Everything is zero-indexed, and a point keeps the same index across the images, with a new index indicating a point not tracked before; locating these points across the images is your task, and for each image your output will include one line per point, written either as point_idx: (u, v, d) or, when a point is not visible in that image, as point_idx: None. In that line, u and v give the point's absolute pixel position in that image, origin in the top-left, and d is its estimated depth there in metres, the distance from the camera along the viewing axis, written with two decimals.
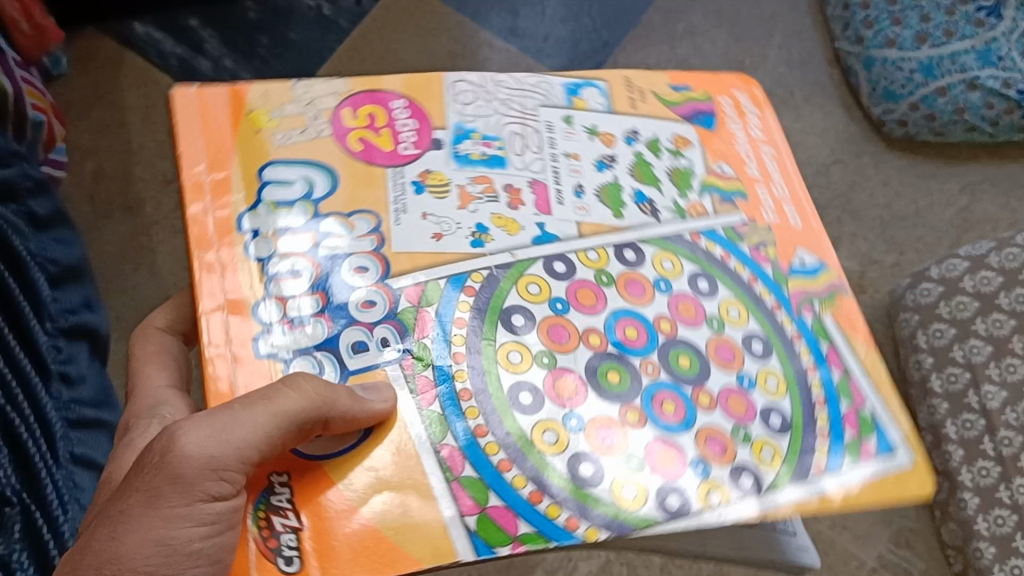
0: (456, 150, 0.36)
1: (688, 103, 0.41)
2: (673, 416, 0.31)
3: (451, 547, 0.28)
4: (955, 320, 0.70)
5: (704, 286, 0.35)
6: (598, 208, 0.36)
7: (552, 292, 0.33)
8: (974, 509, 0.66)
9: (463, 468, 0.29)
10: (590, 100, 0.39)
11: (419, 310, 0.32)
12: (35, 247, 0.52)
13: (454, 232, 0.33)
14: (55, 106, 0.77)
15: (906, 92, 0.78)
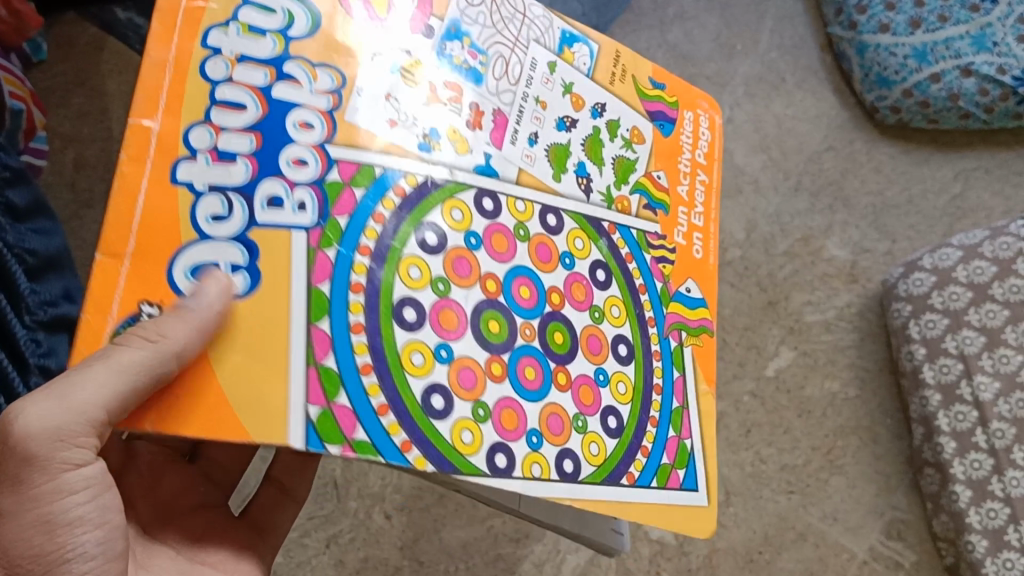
0: (440, 45, 0.33)
1: (658, 102, 0.41)
2: (537, 389, 0.32)
3: (286, 429, 0.25)
4: (947, 311, 0.69)
5: (603, 277, 0.36)
6: (542, 163, 0.35)
7: (469, 228, 0.32)
8: (966, 501, 0.65)
9: (327, 354, 0.27)
10: (579, 57, 0.39)
11: (347, 188, 0.29)
12: (12, 239, 0.50)
13: (408, 125, 0.31)
14: (33, 93, 0.75)
15: (900, 78, 0.77)
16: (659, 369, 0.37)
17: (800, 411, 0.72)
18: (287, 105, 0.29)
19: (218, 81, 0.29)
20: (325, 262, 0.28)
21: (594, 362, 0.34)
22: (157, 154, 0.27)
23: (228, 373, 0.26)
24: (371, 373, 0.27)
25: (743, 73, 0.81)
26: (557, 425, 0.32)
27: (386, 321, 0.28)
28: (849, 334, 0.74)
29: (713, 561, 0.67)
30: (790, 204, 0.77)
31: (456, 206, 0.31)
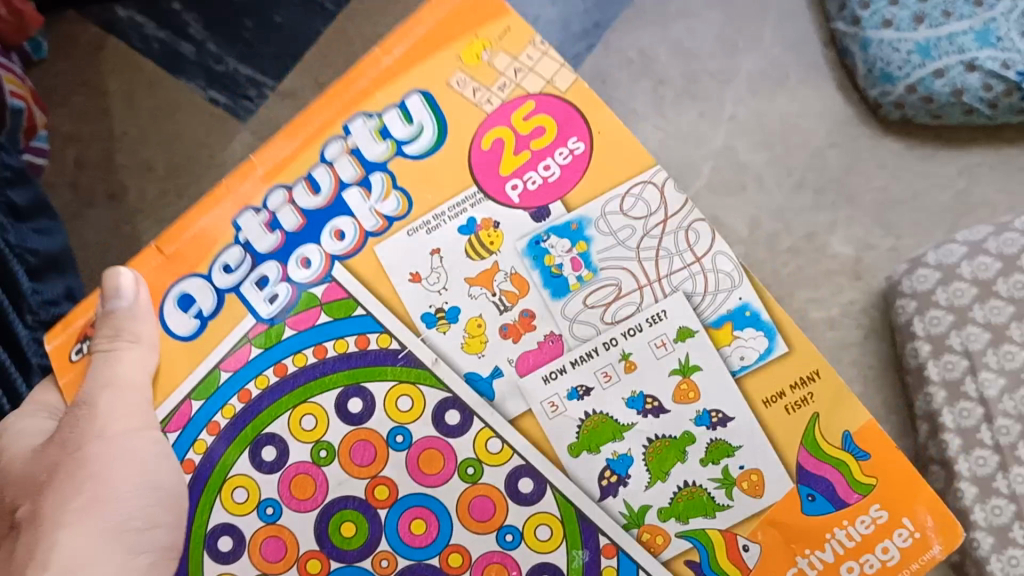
0: (542, 234, 0.45)
1: (834, 463, 0.44)
2: (425, 541, 0.46)
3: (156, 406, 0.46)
4: (952, 307, 0.68)
5: (527, 486, 0.45)
6: (568, 414, 0.45)
7: (403, 425, 0.45)
8: (971, 499, 0.65)
9: (185, 416, 0.46)
10: (748, 341, 0.44)
11: (316, 306, 0.45)
12: (15, 241, 0.59)
13: (428, 285, 0.45)
14: (33, 92, 0.75)
15: (904, 74, 0.76)
16: (610, 569, 0.45)
17: None
18: (344, 208, 0.45)
19: (325, 162, 0.45)
20: (244, 352, 0.45)
21: (479, 537, 0.45)
22: (248, 187, 0.45)
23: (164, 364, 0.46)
24: (213, 433, 0.46)
25: (746, 70, 0.80)
26: (413, 532, 0.46)
27: (279, 401, 0.46)
28: (853, 332, 0.75)
29: None
30: (794, 202, 0.78)
31: (405, 392, 0.45)
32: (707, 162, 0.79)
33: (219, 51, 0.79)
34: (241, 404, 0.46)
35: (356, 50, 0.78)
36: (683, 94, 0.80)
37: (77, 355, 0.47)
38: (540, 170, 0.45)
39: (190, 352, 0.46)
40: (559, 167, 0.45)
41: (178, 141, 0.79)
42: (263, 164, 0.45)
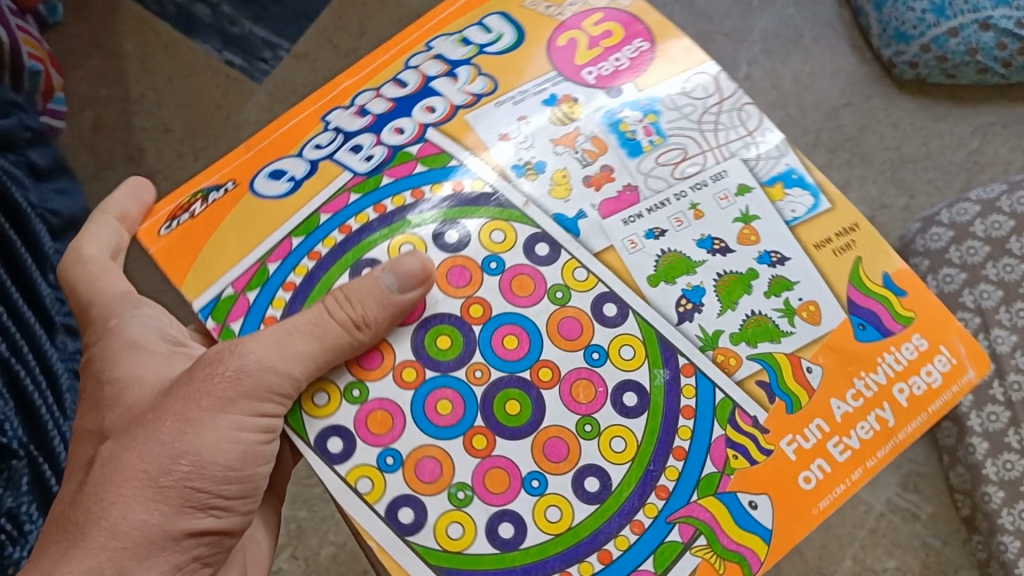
0: (617, 110, 0.40)
1: (872, 300, 0.39)
2: (514, 356, 0.36)
3: (197, 292, 0.36)
4: (965, 265, 0.69)
5: (594, 486, 0.35)
6: (643, 255, 0.38)
7: (500, 253, 0.37)
8: (983, 453, 0.66)
9: (272, 261, 0.36)
10: (790, 202, 0.40)
11: (412, 160, 0.38)
12: (38, 199, 0.60)
13: (517, 139, 0.39)
14: (51, 55, 0.78)
15: (918, 33, 0.76)
16: (688, 431, 0.37)
17: None
18: (434, 91, 0.40)
19: (427, 49, 0.41)
20: (284, 244, 0.37)
21: (545, 470, 0.35)
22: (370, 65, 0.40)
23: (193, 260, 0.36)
24: (292, 288, 0.36)
25: (760, 29, 0.82)
26: (429, 469, 0.35)
27: (313, 300, 0.36)
28: None
29: None
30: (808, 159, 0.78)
31: (501, 227, 0.38)
32: None
33: (234, 12, 0.84)
34: (283, 312, 0.36)
35: (370, 13, 0.85)
36: None
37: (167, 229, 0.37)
38: (614, 61, 0.41)
39: (280, 208, 0.37)
40: (628, 61, 0.41)
41: (195, 103, 0.82)
42: (348, 78, 0.40)
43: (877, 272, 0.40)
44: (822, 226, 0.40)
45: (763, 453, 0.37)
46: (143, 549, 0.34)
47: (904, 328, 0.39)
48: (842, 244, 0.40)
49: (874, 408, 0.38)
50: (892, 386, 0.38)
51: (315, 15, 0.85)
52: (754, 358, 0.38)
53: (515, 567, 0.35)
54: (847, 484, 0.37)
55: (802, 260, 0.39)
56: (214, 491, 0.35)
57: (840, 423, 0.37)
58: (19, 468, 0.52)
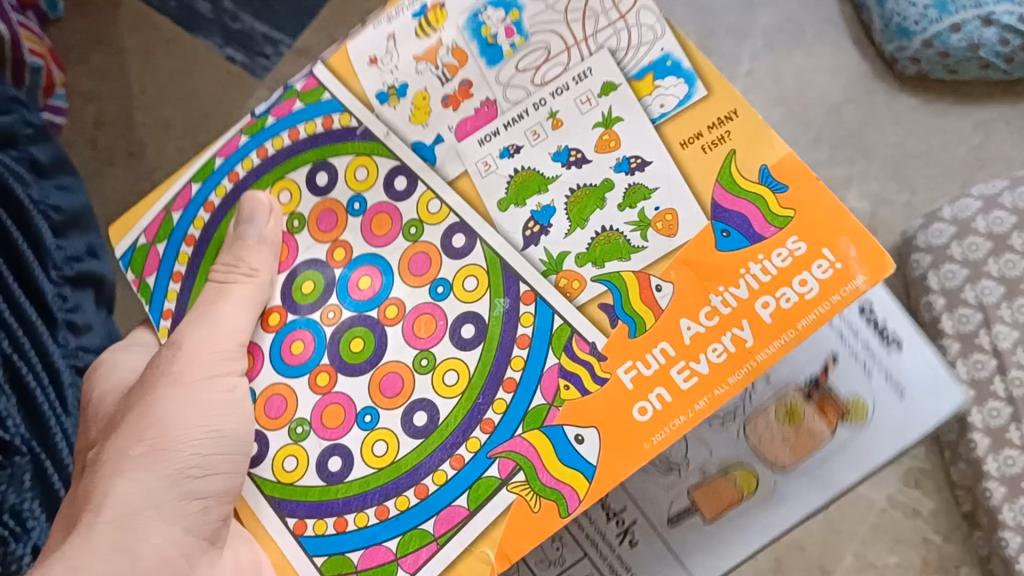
0: (482, 8, 0.40)
1: (744, 198, 0.38)
2: (365, 297, 0.42)
3: (120, 239, 0.44)
4: (967, 261, 0.69)
5: (422, 420, 0.41)
6: (500, 173, 0.41)
7: (362, 191, 0.42)
8: (984, 450, 0.66)
9: (177, 209, 0.44)
10: (667, 91, 0.39)
11: (293, 99, 0.42)
12: (39, 195, 0.59)
13: (384, 64, 0.41)
14: (52, 51, 0.78)
15: (920, 28, 0.76)
16: (520, 362, 0.40)
17: None
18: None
19: None
20: (187, 191, 0.44)
21: (381, 404, 0.41)
22: None
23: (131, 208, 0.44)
24: (208, 211, 0.44)
25: (763, 23, 0.81)
26: (277, 406, 0.42)
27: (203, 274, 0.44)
28: None
29: None
30: (810, 155, 0.79)
31: (364, 164, 0.42)
32: None
33: (234, 8, 0.83)
34: (180, 285, 0.44)
35: None
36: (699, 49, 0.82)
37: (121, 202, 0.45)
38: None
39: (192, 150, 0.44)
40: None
41: (195, 99, 0.83)
42: None
43: (753, 167, 0.39)
44: (689, 120, 0.39)
45: (596, 381, 0.38)
46: (129, 519, 0.41)
47: (778, 231, 0.38)
48: (720, 133, 0.39)
49: (731, 327, 0.38)
50: (755, 297, 0.38)
51: (315, 10, 0.83)
52: (597, 280, 0.39)
53: (337, 501, 0.41)
54: (684, 417, 0.38)
55: (664, 162, 0.39)
56: (189, 449, 0.42)
57: (689, 344, 0.38)
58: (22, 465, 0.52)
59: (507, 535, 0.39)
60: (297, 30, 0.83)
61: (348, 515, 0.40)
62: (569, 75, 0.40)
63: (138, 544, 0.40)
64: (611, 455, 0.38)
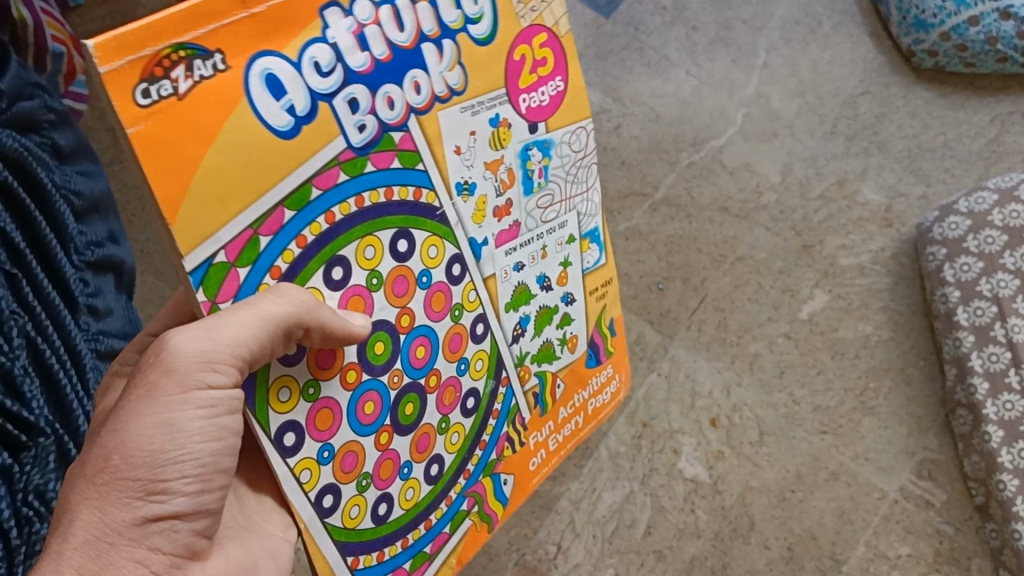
0: (531, 146, 0.42)
1: (598, 337, 0.50)
2: (420, 366, 0.39)
3: (192, 252, 0.30)
4: (982, 254, 0.70)
5: (434, 471, 0.41)
6: (507, 287, 0.43)
7: (433, 267, 0.39)
8: (998, 442, 0.66)
9: (267, 234, 0.32)
10: (589, 253, 0.48)
11: (404, 139, 0.36)
12: (61, 181, 0.58)
13: (465, 159, 0.39)
14: (73, 37, 0.78)
15: (937, 21, 0.78)
16: (490, 429, 0.44)
17: (834, 353, 0.73)
18: (421, 60, 0.36)
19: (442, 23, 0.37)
20: (277, 215, 0.32)
21: (414, 459, 0.40)
22: None
23: (191, 195, 0.30)
24: (298, 247, 0.33)
25: (780, 16, 0.82)
26: (350, 463, 0.37)
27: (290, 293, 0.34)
28: (884, 278, 0.75)
29: (746, 499, 0.69)
30: (826, 148, 0.78)
31: (435, 243, 0.39)
32: (740, 109, 0.79)
33: None
34: (275, 283, 0.33)
35: None
36: (716, 41, 0.81)
37: (147, 98, 0.28)
38: (540, 92, 0.42)
39: (282, 159, 0.32)
40: (549, 97, 0.43)
41: None
42: None
43: (612, 315, 0.51)
44: (599, 276, 0.49)
45: (520, 443, 0.46)
46: (94, 546, 0.32)
47: (607, 361, 0.51)
48: (601, 293, 0.50)
49: (579, 412, 0.50)
50: (586, 402, 0.50)
51: None
52: (536, 376, 0.46)
53: (378, 539, 0.39)
54: (555, 458, 0.49)
55: (581, 301, 0.48)
56: (156, 472, 0.32)
57: (562, 419, 0.49)
58: (46, 446, 0.51)
59: (468, 546, 0.45)
60: None
61: (362, 554, 0.39)
62: (556, 219, 0.45)
63: (104, 568, 0.32)
64: (520, 500, 0.47)
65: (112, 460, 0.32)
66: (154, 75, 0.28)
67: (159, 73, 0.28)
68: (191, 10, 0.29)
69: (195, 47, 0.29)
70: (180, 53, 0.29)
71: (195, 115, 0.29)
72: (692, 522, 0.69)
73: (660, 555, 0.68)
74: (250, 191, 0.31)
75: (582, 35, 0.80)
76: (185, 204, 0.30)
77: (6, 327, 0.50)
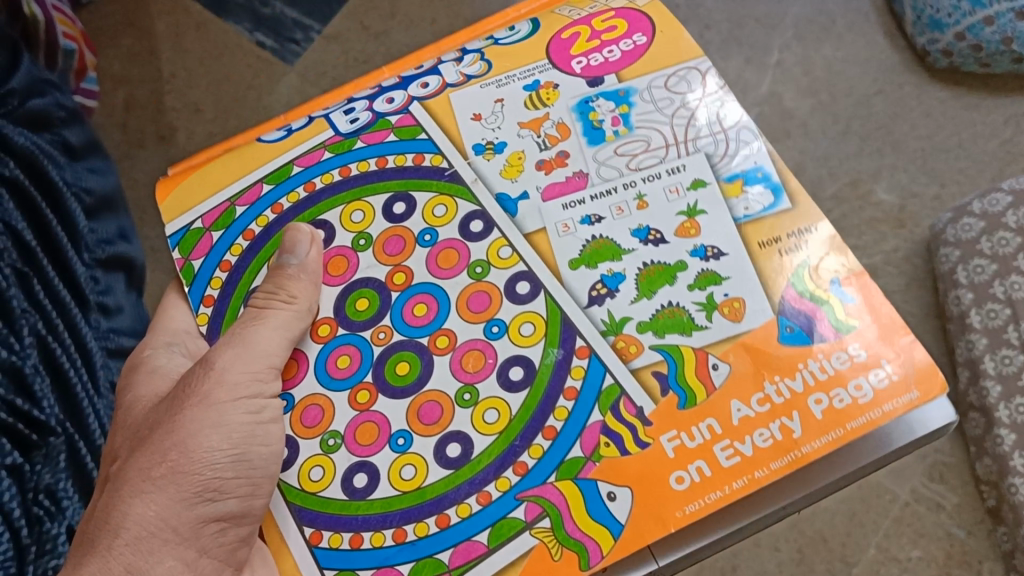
0: (592, 98, 0.45)
1: (812, 301, 0.39)
2: (422, 322, 0.40)
3: (174, 218, 0.44)
4: (997, 256, 0.69)
5: (455, 452, 0.37)
6: (579, 230, 0.41)
7: (436, 227, 0.42)
8: (1010, 445, 0.65)
9: (242, 205, 0.44)
10: (750, 198, 0.41)
11: (388, 129, 0.45)
12: (72, 178, 0.58)
13: (488, 119, 0.44)
14: (85, 35, 0.79)
15: (952, 21, 0.77)
16: (564, 412, 0.37)
17: None
18: (438, 71, 0.47)
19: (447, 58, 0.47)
20: (255, 189, 0.44)
21: (414, 430, 0.37)
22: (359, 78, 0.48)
23: (189, 186, 0.45)
24: (274, 212, 0.44)
25: (794, 14, 0.84)
26: (313, 416, 0.38)
27: (259, 258, 0.43)
28: (896, 279, 0.75)
29: None
30: (839, 149, 0.79)
31: (443, 202, 0.42)
32: (753, 108, 0.81)
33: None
34: (247, 242, 0.43)
35: None
36: (729, 38, 0.84)
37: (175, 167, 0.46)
38: (604, 52, 0.46)
39: (263, 158, 0.45)
40: (621, 54, 0.46)
41: (225, 83, 0.84)
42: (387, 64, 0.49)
43: (825, 275, 0.39)
44: (770, 226, 0.41)
45: (638, 445, 0.36)
46: (146, 543, 0.35)
47: (841, 335, 0.38)
48: (785, 245, 0.40)
49: (781, 416, 0.37)
50: (806, 397, 0.37)
51: None
52: (654, 348, 0.38)
53: (357, 516, 0.36)
54: (723, 492, 0.35)
55: (738, 256, 0.40)
56: (209, 471, 0.36)
57: (736, 426, 0.37)
58: (56, 445, 0.50)
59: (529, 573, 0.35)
60: (327, 16, 0.87)
61: (326, 530, 0.36)
62: (661, 155, 0.43)
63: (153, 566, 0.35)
64: (642, 521, 0.35)
65: (167, 456, 0.36)
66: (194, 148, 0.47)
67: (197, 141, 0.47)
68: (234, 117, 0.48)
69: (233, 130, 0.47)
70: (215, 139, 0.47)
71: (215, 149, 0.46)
72: None
73: None
74: (227, 178, 0.45)
75: None
76: (175, 196, 0.45)
77: (16, 324, 0.50)
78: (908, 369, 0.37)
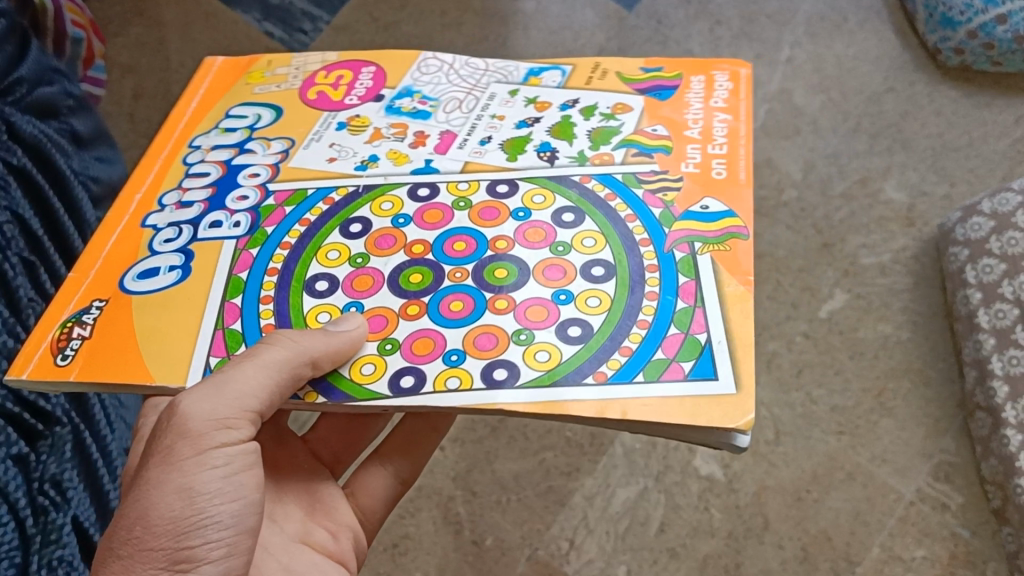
0: (392, 104, 0.47)
1: (653, 82, 0.46)
2: (465, 253, 0.40)
3: (185, 374, 0.37)
4: (1005, 256, 0.70)
5: (576, 332, 0.37)
6: (493, 153, 0.43)
7: (400, 211, 0.42)
8: (1016, 446, 0.65)
9: (234, 321, 0.39)
10: (549, 80, 0.47)
11: (280, 207, 0.42)
12: (79, 166, 0.58)
13: (347, 158, 0.44)
14: (94, 24, 0.79)
15: (965, 19, 0.79)
16: (655, 280, 0.38)
17: (853, 353, 0.73)
18: (243, 166, 0.44)
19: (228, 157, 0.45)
20: None
21: (555, 297, 0.38)
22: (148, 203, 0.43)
23: (156, 357, 0.38)
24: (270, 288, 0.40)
25: (805, 11, 0.87)
26: (379, 323, 0.38)
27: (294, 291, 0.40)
28: (904, 277, 0.75)
29: (762, 499, 0.69)
30: (850, 146, 0.79)
31: (385, 199, 0.42)
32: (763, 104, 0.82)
33: None
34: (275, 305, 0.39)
35: None
36: (739, 35, 0.85)
37: (64, 358, 0.38)
38: (358, 87, 0.47)
39: (187, 292, 0.39)
40: (370, 82, 0.48)
41: None
42: (136, 191, 0.44)
43: (635, 69, 0.47)
44: (587, 76, 0.48)
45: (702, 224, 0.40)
46: None
47: (681, 79, 0.46)
48: (601, 76, 0.47)
49: (713, 120, 0.44)
50: (708, 105, 0.45)
51: None
52: (617, 148, 0.43)
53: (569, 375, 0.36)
54: (741, 158, 0.42)
55: (586, 97, 0.46)
56: (177, 541, 0.36)
57: (700, 136, 0.43)
58: (62, 435, 0.49)
59: (739, 316, 0.37)
60: (337, 7, 0.87)
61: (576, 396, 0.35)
62: (470, 98, 0.47)
63: None
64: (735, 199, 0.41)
65: (134, 528, 0.35)
66: (59, 347, 0.38)
67: (63, 343, 0.38)
68: (61, 304, 0.39)
69: (73, 316, 0.39)
70: (68, 324, 0.38)
71: (110, 326, 0.38)
72: (706, 520, 0.69)
73: (673, 553, 0.68)
74: (189, 316, 0.39)
75: (604, 28, 0.85)
76: (151, 368, 0.37)
77: (22, 313, 0.49)
78: (713, 65, 0.47)
